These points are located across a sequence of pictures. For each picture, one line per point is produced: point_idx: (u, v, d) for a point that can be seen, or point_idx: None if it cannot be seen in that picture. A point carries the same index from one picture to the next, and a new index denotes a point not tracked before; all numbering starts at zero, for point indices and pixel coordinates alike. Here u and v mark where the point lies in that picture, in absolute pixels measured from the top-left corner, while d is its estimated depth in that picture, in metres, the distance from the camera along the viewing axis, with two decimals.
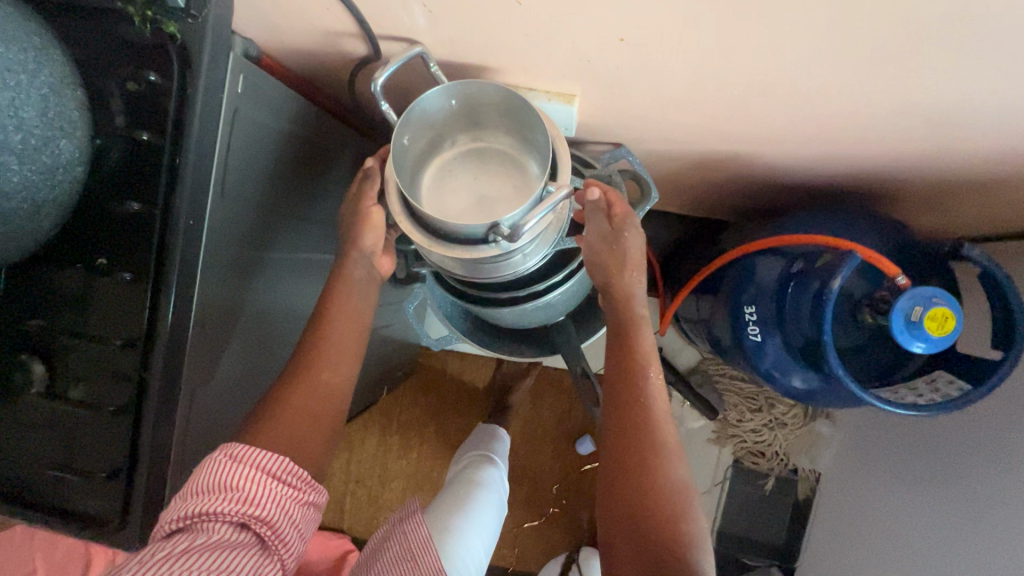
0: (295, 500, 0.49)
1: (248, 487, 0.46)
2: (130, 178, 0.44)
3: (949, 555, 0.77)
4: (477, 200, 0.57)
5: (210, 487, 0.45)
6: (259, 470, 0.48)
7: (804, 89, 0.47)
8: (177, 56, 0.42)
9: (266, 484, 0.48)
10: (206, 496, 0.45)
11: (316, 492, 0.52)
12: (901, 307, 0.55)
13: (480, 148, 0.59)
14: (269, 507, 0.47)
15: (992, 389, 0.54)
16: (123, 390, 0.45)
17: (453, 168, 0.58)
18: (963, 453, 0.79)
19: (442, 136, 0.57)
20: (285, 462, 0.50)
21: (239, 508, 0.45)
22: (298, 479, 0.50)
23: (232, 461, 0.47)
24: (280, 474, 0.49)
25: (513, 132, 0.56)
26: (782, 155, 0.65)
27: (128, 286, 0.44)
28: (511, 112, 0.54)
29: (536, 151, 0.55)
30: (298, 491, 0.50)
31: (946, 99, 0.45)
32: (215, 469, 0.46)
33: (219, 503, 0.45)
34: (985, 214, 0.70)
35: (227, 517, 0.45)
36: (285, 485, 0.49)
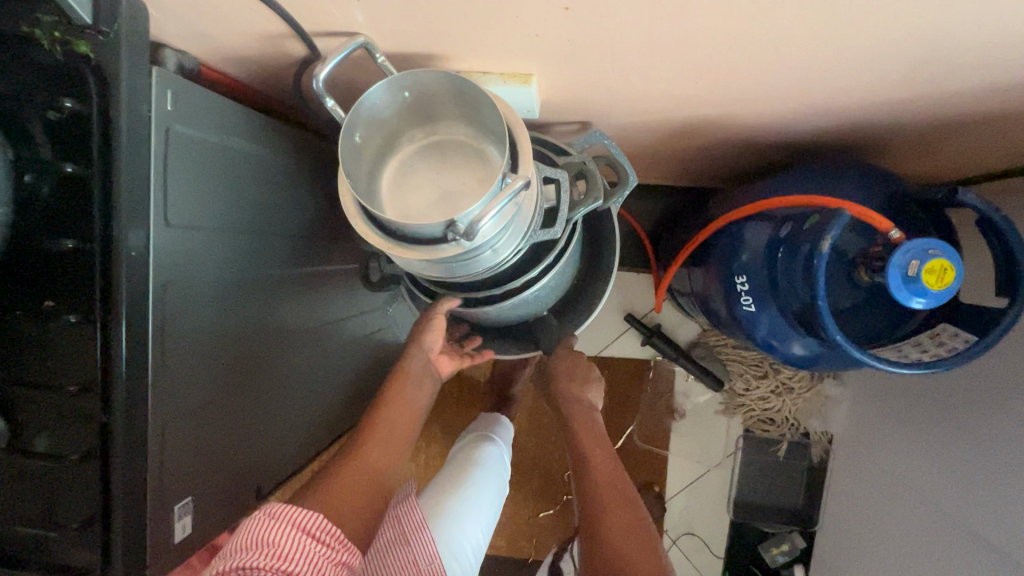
0: (328, 559, 0.47)
1: (283, 541, 0.45)
2: (64, 213, 0.41)
3: (971, 508, 0.75)
4: (440, 196, 0.54)
5: (250, 544, 0.44)
6: (295, 526, 0.47)
7: (771, 40, 0.44)
8: (94, 78, 0.39)
9: (301, 539, 0.46)
10: (244, 553, 0.44)
11: (348, 552, 0.49)
12: (897, 262, 0.52)
13: (440, 140, 0.55)
14: (303, 562, 0.45)
15: (997, 339, 0.52)
16: (87, 438, 0.42)
17: (413, 164, 0.55)
18: (972, 403, 0.76)
19: (399, 131, 0.54)
20: (319, 519, 0.49)
21: (273, 563, 0.43)
22: (331, 537, 0.49)
23: (270, 517, 0.46)
24: (315, 532, 0.48)
25: (473, 121, 0.53)
26: (761, 113, 0.61)
27: (73, 329, 0.42)
28: (465, 101, 0.51)
29: (497, 140, 0.52)
30: (331, 550, 0.48)
31: (927, 39, 0.42)
32: (255, 526, 0.46)
33: (256, 557, 0.43)
34: (977, 153, 0.67)
35: (263, 572, 0.43)
36: (319, 542, 0.47)
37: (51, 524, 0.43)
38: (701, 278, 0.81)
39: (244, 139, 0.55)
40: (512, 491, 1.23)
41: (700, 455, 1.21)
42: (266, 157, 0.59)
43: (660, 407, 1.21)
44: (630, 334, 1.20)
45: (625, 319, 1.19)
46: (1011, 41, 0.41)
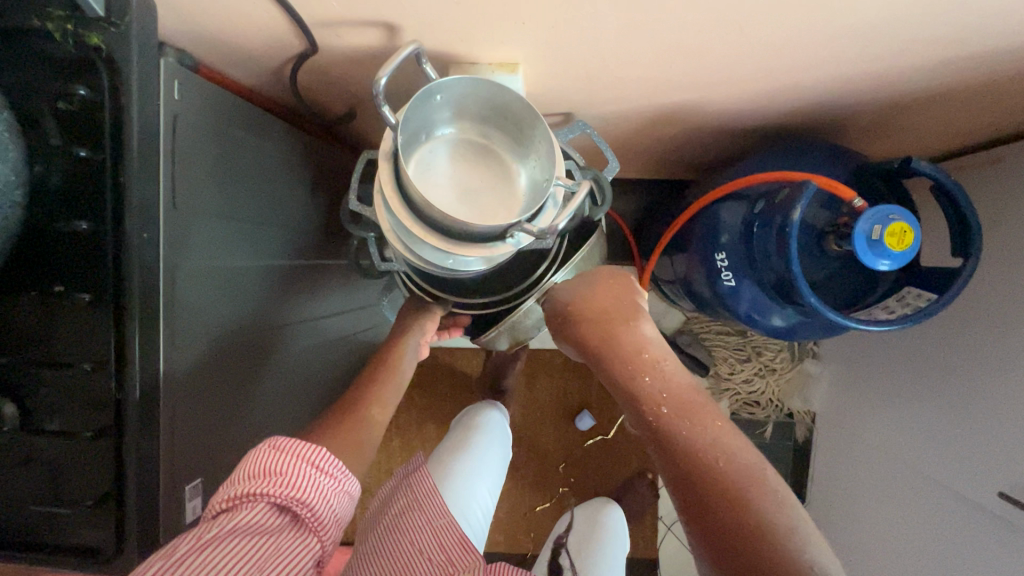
0: (332, 488, 0.50)
1: (291, 473, 0.48)
2: (76, 197, 0.42)
3: (945, 465, 0.79)
4: (463, 194, 0.57)
5: (258, 472, 0.47)
6: (301, 459, 0.49)
7: (736, 24, 0.48)
8: (105, 68, 0.41)
9: (307, 472, 0.49)
10: (252, 481, 0.46)
11: (350, 482, 0.53)
12: (861, 228, 0.56)
13: (456, 137, 0.58)
14: (311, 491, 0.48)
15: (955, 295, 0.56)
16: (100, 417, 0.44)
17: (433, 160, 0.57)
18: (939, 366, 0.81)
19: (421, 128, 0.55)
20: (323, 453, 0.51)
21: (283, 491, 0.46)
22: (334, 468, 0.51)
23: (274, 450, 0.49)
24: (320, 464, 0.50)
25: (492, 122, 0.57)
26: (731, 99, 0.66)
27: (86, 308, 0.43)
28: (493, 103, 0.54)
29: (519, 140, 0.57)
30: (335, 479, 0.51)
31: (875, 17, 0.46)
32: (259, 458, 0.48)
33: (266, 485, 0.46)
34: (928, 130, 0.73)
35: (272, 497, 0.46)
36: (324, 474, 0.50)
37: (65, 502, 0.44)
38: (683, 263, 0.84)
39: (245, 131, 0.57)
40: (508, 485, 1.25)
41: None
42: (265, 151, 0.61)
43: None
44: None
45: None
46: (946, 18, 0.46)
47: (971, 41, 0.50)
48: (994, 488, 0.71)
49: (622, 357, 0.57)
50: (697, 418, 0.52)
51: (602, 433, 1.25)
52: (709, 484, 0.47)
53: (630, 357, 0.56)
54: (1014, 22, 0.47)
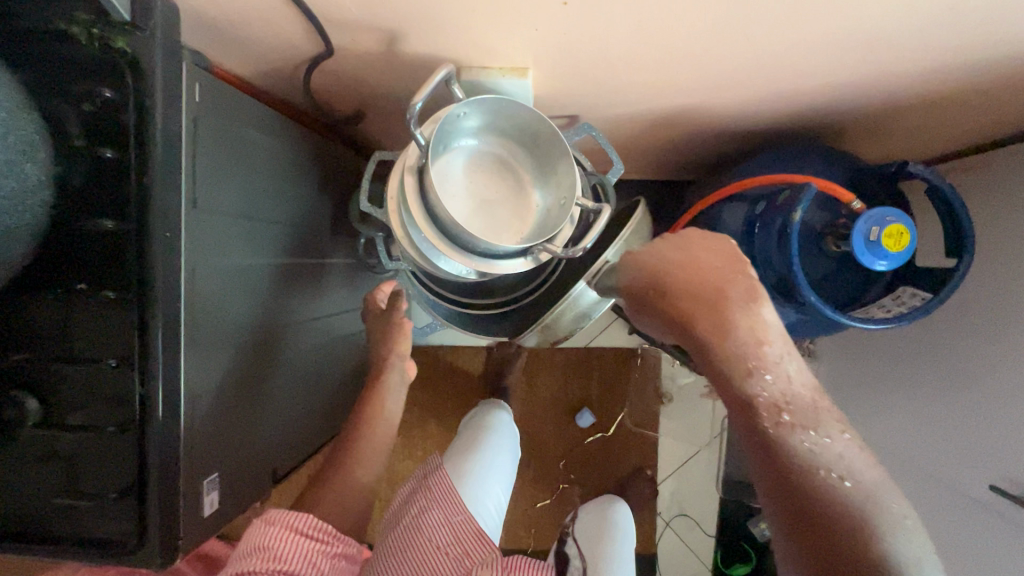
0: (321, 552, 0.55)
1: (276, 544, 0.53)
2: (101, 196, 0.43)
3: (938, 459, 0.82)
4: (480, 204, 0.60)
5: (250, 550, 0.52)
6: (290, 528, 0.55)
7: (744, 31, 0.49)
8: (130, 70, 0.42)
9: (295, 539, 0.54)
10: (248, 559, 0.52)
11: (338, 543, 0.58)
12: (860, 230, 0.58)
13: (472, 148, 0.60)
14: (297, 558, 0.52)
15: (950, 295, 0.58)
16: (123, 412, 0.45)
17: (451, 170, 0.59)
18: (931, 364, 0.84)
19: (442, 140, 0.57)
20: (309, 520, 0.56)
21: (271, 564, 0.51)
22: (321, 533, 0.57)
23: (265, 523, 0.55)
24: (307, 530, 0.56)
25: (507, 135, 0.60)
26: (733, 102, 0.67)
27: (110, 305, 0.44)
28: (511, 119, 0.58)
29: (532, 155, 0.61)
30: (322, 543, 0.56)
31: (876, 26, 0.48)
32: (253, 533, 0.54)
33: (257, 560, 0.51)
34: (922, 133, 0.75)
35: (261, 571, 0.50)
36: (312, 539, 0.55)
37: (87, 495, 0.45)
38: None
39: (260, 132, 0.58)
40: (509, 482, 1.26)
41: (688, 437, 1.27)
42: (278, 151, 0.62)
43: (648, 391, 1.26)
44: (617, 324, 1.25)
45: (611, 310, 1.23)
46: (944, 27, 0.48)
47: (967, 50, 0.52)
48: (986, 480, 0.74)
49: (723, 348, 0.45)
50: (820, 427, 0.42)
51: (602, 429, 1.26)
52: (820, 508, 0.39)
53: (746, 352, 0.44)
54: (1008, 32, 0.49)
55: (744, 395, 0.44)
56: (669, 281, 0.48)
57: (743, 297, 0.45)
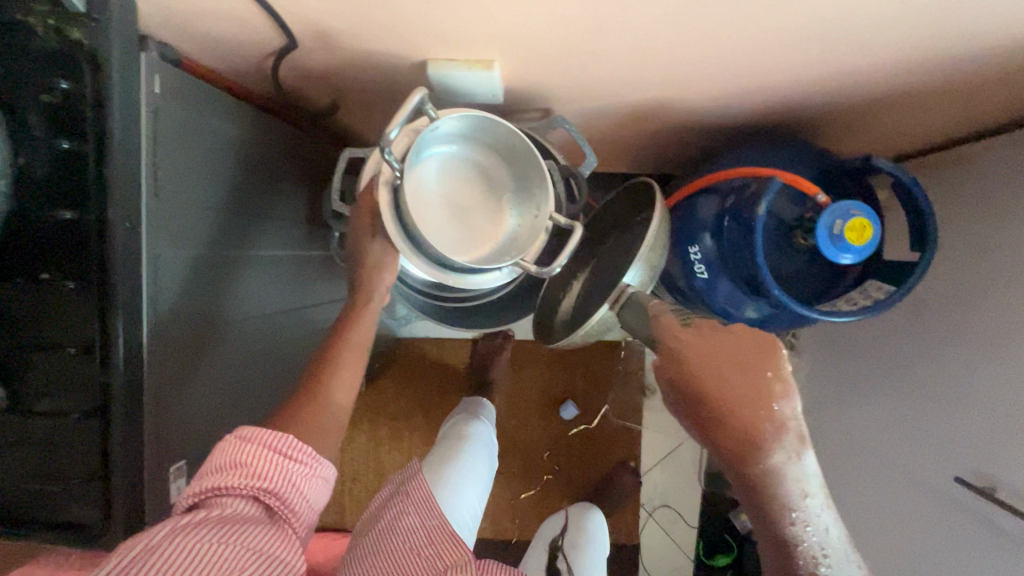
0: (304, 475, 0.51)
1: (257, 462, 0.49)
2: (60, 187, 0.44)
3: (910, 451, 0.83)
4: (454, 212, 0.61)
5: (225, 466, 0.48)
6: (269, 448, 0.50)
7: (704, 24, 0.50)
8: (87, 61, 0.43)
9: (275, 460, 0.50)
10: (220, 474, 0.47)
11: (323, 470, 0.54)
12: (824, 223, 0.59)
13: (449, 154, 0.61)
14: (280, 480, 0.49)
15: (912, 288, 0.59)
16: (85, 400, 0.45)
17: (426, 177, 0.59)
18: (910, 359, 0.85)
19: (416, 149, 0.57)
20: (292, 441, 0.52)
21: (252, 482, 0.47)
22: (306, 456, 0.52)
23: (241, 440, 0.50)
24: (289, 452, 0.51)
25: (484, 144, 0.60)
26: (704, 96, 0.68)
27: (70, 295, 0.45)
28: (486, 130, 0.58)
29: (509, 165, 0.61)
30: (307, 467, 0.52)
31: (834, 20, 0.48)
32: (224, 450, 0.49)
33: (233, 478, 0.47)
34: (895, 127, 0.75)
35: (241, 490, 0.47)
36: (294, 461, 0.51)
37: (53, 480, 0.46)
38: None
39: (228, 124, 0.59)
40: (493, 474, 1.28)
41: (671, 430, 1.28)
42: (248, 143, 0.63)
43: (632, 384, 1.27)
44: None
45: None
46: (901, 21, 0.48)
47: (929, 43, 0.52)
48: (954, 472, 0.75)
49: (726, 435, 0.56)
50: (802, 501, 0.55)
51: (585, 422, 1.27)
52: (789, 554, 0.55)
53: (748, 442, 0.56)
54: (965, 27, 0.49)
55: (783, 534, 0.56)
56: (725, 406, 0.56)
57: (775, 434, 0.55)
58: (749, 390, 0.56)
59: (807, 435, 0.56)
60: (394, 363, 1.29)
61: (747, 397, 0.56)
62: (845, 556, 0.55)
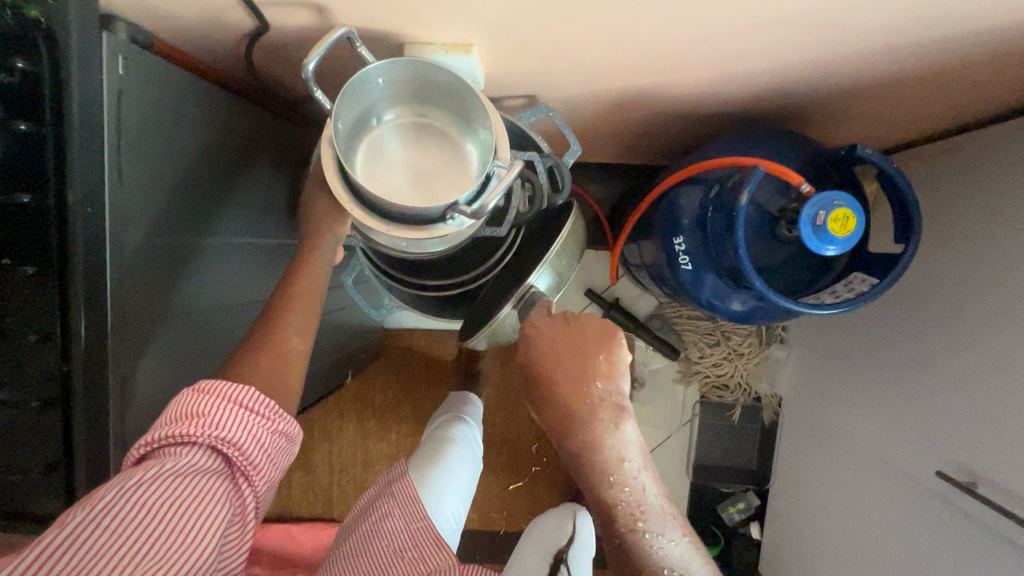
0: (265, 428, 0.50)
1: (215, 413, 0.47)
2: (18, 171, 0.43)
3: (894, 445, 0.83)
4: (414, 176, 0.59)
5: (181, 415, 0.47)
6: (228, 400, 0.49)
7: (685, 8, 0.48)
8: (44, 41, 0.41)
9: (235, 412, 0.48)
10: (175, 424, 0.46)
11: (285, 422, 0.52)
12: (807, 214, 0.58)
13: (411, 121, 0.60)
14: (239, 432, 0.48)
15: (894, 281, 0.58)
16: (48, 389, 0.45)
17: (384, 144, 0.60)
18: (898, 353, 0.84)
19: (369, 113, 0.58)
20: (253, 393, 0.50)
21: (209, 432, 0.46)
22: (267, 409, 0.51)
23: (199, 393, 0.48)
24: (249, 404, 0.50)
25: (444, 107, 0.59)
26: (689, 83, 0.66)
27: (31, 282, 0.44)
28: (438, 89, 0.57)
29: (469, 126, 0.59)
30: (267, 420, 0.50)
31: (814, 6, 0.47)
32: (182, 400, 0.48)
33: (187, 427, 0.46)
34: (887, 115, 0.74)
35: (197, 440, 0.46)
36: (255, 414, 0.50)
37: (19, 469, 0.46)
38: (647, 248, 0.86)
39: (199, 110, 0.58)
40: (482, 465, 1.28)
41: (660, 422, 1.27)
42: (222, 128, 0.62)
43: None
44: (591, 309, 1.25)
45: (585, 294, 1.23)
46: (888, 6, 0.47)
47: (916, 29, 0.51)
48: (935, 466, 0.75)
49: (564, 417, 0.70)
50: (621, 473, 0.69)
51: None
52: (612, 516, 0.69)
53: (582, 421, 0.69)
54: (950, 13, 0.48)
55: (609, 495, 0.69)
56: (561, 390, 0.70)
57: (614, 416, 0.69)
58: (584, 377, 0.69)
59: (627, 409, 0.70)
60: (382, 354, 1.28)
61: (575, 387, 0.69)
62: (660, 512, 0.69)
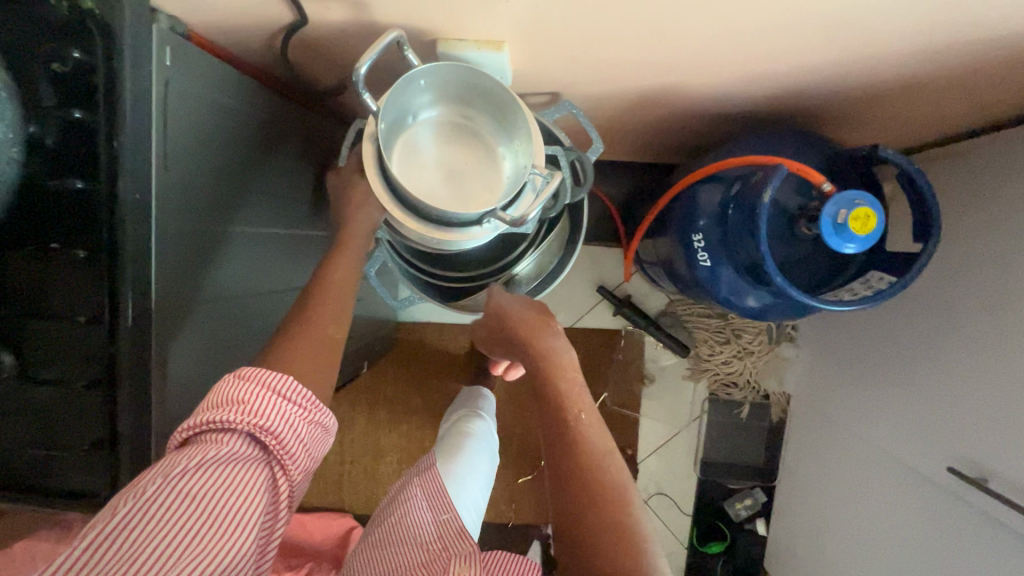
0: (302, 418, 0.51)
1: (255, 401, 0.48)
2: (74, 159, 0.45)
3: (904, 442, 0.84)
4: (447, 175, 0.61)
5: (223, 401, 0.48)
6: (267, 388, 0.49)
7: (715, 8, 0.49)
8: (98, 31, 0.43)
9: (273, 401, 0.49)
10: (217, 409, 0.47)
11: (322, 413, 0.53)
12: (828, 212, 0.59)
13: (445, 120, 0.62)
14: (277, 421, 0.49)
15: (912, 280, 0.59)
16: (96, 369, 0.47)
17: (419, 143, 0.61)
18: (908, 352, 0.85)
19: (407, 112, 0.59)
20: (291, 383, 0.51)
21: (248, 420, 0.47)
22: (303, 399, 0.51)
23: (240, 379, 0.49)
24: (287, 393, 0.50)
25: (480, 107, 0.60)
26: (711, 82, 0.67)
27: (84, 264, 0.45)
28: (476, 91, 0.58)
29: (503, 128, 0.61)
30: (304, 410, 0.51)
31: (841, 7, 0.48)
32: (225, 386, 0.49)
33: (228, 414, 0.47)
34: (905, 117, 0.75)
35: (237, 427, 0.47)
36: (292, 404, 0.50)
37: (64, 447, 0.48)
38: (664, 244, 0.87)
39: (236, 102, 0.59)
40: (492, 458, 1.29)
41: (669, 418, 1.29)
42: (254, 120, 0.63)
43: (631, 372, 1.27)
44: (602, 306, 1.26)
45: (597, 290, 1.24)
46: (914, 9, 0.48)
47: (940, 32, 0.52)
48: (945, 463, 0.76)
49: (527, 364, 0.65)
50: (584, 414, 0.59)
51: None
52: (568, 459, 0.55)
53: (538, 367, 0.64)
54: (976, 17, 0.49)
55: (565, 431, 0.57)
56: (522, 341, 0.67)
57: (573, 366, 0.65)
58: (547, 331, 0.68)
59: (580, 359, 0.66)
60: (395, 347, 1.30)
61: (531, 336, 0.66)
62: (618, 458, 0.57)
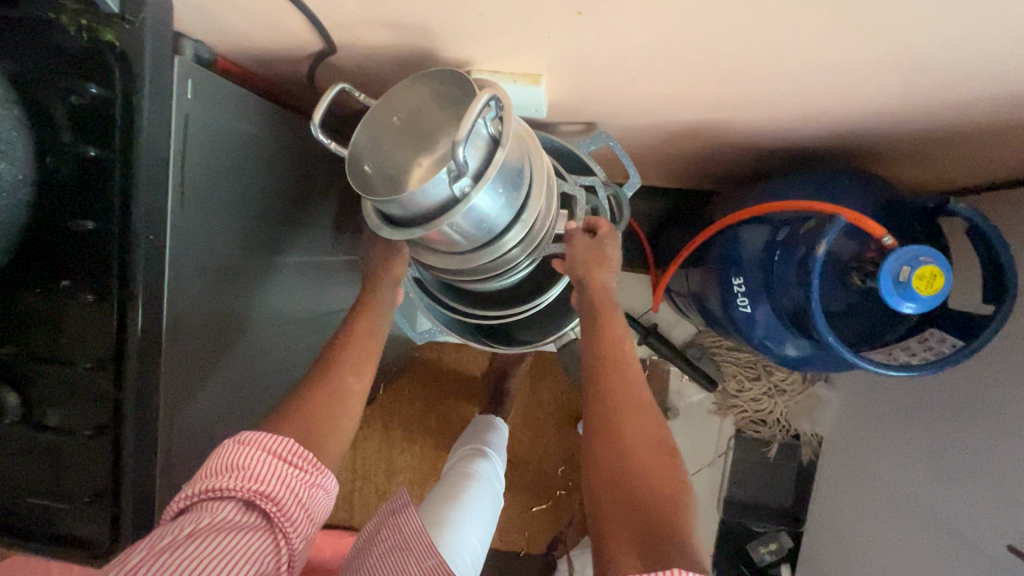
0: (302, 481, 0.48)
1: (256, 466, 0.45)
2: (86, 195, 0.42)
3: (955, 507, 0.78)
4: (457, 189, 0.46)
5: (220, 468, 0.45)
6: (266, 451, 0.47)
7: (777, 48, 0.45)
8: (117, 63, 0.40)
9: (274, 464, 0.46)
10: (214, 477, 0.44)
11: (323, 475, 0.50)
12: (890, 268, 0.54)
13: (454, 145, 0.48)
14: (276, 484, 0.46)
15: (979, 347, 0.54)
16: (101, 415, 0.44)
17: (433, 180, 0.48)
18: (963, 410, 0.79)
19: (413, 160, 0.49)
20: (291, 444, 0.48)
21: (245, 486, 0.44)
22: (304, 461, 0.49)
23: (240, 443, 0.46)
24: (287, 456, 0.48)
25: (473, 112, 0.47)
26: (762, 118, 0.63)
27: (90, 305, 0.43)
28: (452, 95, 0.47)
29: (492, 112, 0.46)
30: (305, 473, 0.48)
31: (922, 49, 0.43)
32: (224, 452, 0.46)
33: (226, 480, 0.44)
34: (974, 160, 0.69)
35: (234, 494, 0.44)
36: (292, 466, 0.48)
37: (65, 495, 0.46)
38: (698, 278, 0.82)
39: (260, 129, 0.57)
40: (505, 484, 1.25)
41: (691, 453, 1.23)
42: (279, 145, 0.60)
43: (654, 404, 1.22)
44: None
45: None
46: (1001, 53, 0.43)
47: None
48: (1004, 539, 0.69)
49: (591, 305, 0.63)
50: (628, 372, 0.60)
51: None
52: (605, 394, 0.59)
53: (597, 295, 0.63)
54: None
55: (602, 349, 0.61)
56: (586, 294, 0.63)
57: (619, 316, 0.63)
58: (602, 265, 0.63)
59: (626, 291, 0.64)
60: (412, 365, 1.27)
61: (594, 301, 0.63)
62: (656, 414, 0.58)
